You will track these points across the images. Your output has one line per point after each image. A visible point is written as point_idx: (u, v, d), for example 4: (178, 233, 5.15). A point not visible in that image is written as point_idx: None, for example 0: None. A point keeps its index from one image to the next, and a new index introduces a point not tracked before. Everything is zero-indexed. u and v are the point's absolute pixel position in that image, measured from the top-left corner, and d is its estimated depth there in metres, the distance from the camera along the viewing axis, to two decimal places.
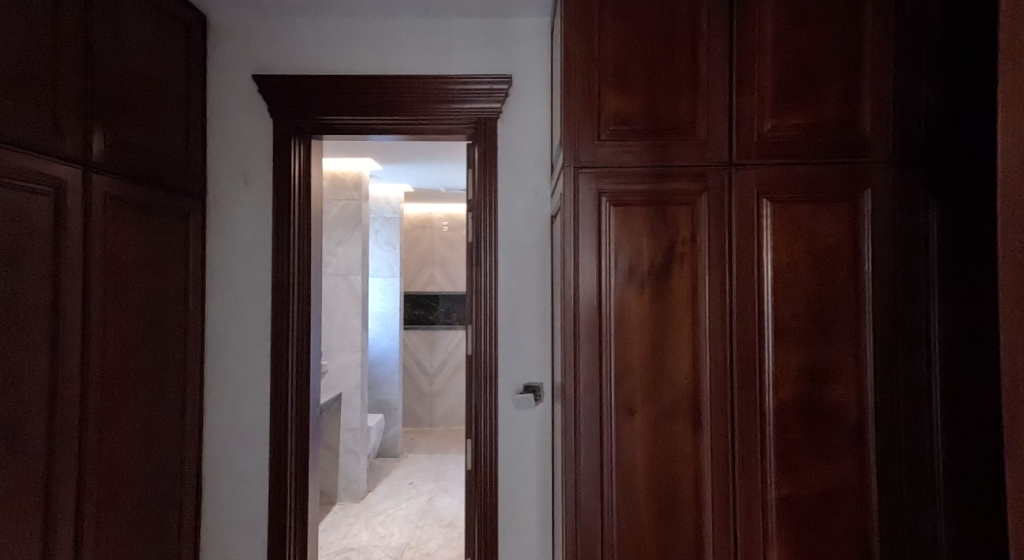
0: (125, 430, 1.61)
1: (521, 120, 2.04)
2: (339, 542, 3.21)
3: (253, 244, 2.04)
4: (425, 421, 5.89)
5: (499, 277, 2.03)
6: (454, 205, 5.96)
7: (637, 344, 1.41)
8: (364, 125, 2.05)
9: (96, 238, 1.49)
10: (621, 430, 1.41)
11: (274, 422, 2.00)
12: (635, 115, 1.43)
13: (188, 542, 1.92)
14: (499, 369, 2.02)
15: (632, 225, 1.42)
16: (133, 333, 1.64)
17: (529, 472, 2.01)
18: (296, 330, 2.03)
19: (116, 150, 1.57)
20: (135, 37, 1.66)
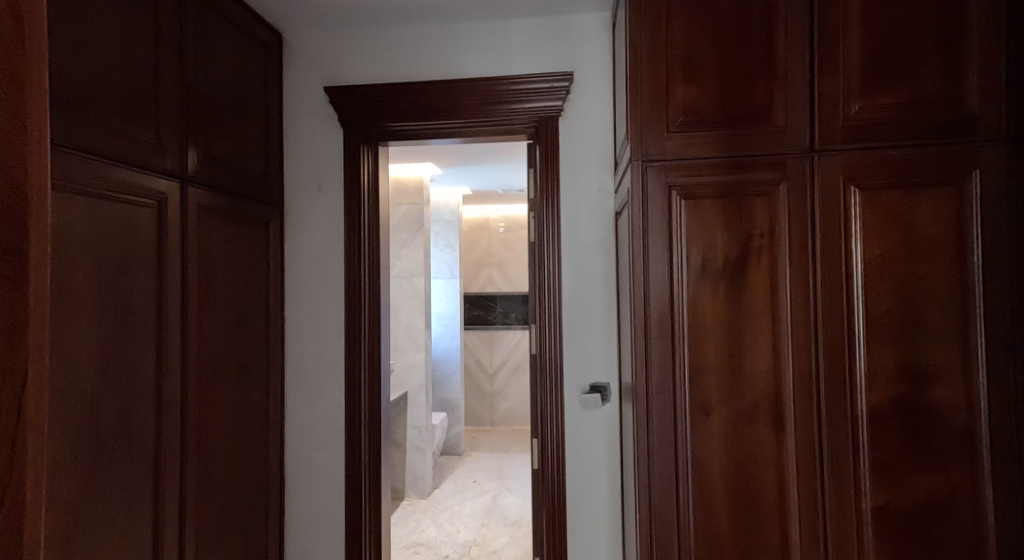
0: (218, 427, 1.72)
1: (585, 117, 2.02)
2: (408, 538, 3.30)
3: (327, 250, 2.13)
4: (487, 420, 5.96)
5: (563, 276, 2.03)
6: (511, 206, 6.00)
7: (713, 342, 1.37)
8: (428, 130, 2.09)
9: (192, 247, 1.61)
10: (697, 431, 1.37)
11: (350, 421, 2.08)
12: (706, 105, 1.39)
13: (274, 532, 2.03)
14: (564, 369, 2.02)
15: (705, 218, 1.38)
16: (223, 335, 1.75)
17: (597, 473, 1.99)
18: (368, 331, 2.11)
19: (207, 164, 1.68)
20: (221, 58, 1.78)
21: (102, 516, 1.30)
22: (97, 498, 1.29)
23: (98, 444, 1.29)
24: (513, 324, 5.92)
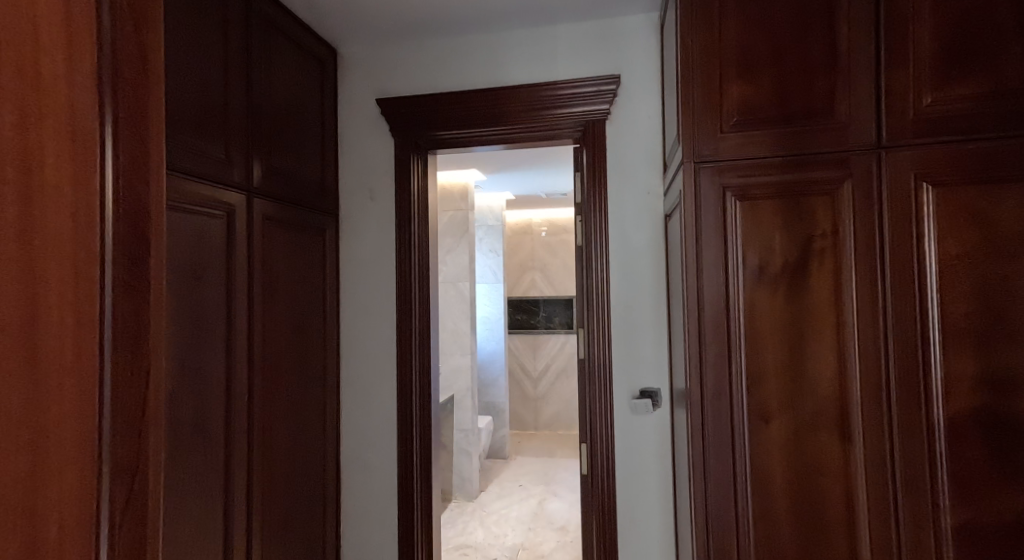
0: (280, 425, 1.79)
1: (634, 118, 2.00)
2: (456, 539, 3.34)
3: (379, 256, 2.19)
4: (531, 424, 5.95)
5: (612, 280, 2.01)
6: (554, 210, 5.99)
7: (772, 347, 1.33)
8: (476, 137, 2.13)
9: (257, 254, 1.69)
10: (756, 439, 1.33)
11: (402, 422, 2.13)
12: (761, 103, 1.36)
13: (330, 530, 2.10)
14: (613, 373, 2.00)
15: (762, 219, 1.34)
16: (284, 338, 1.82)
17: (648, 479, 1.96)
18: (418, 334, 2.16)
19: (270, 176, 1.76)
20: (282, 75, 1.86)
21: (179, 507, 1.38)
22: (175, 489, 1.37)
23: (175, 441, 1.37)
24: (557, 329, 5.90)
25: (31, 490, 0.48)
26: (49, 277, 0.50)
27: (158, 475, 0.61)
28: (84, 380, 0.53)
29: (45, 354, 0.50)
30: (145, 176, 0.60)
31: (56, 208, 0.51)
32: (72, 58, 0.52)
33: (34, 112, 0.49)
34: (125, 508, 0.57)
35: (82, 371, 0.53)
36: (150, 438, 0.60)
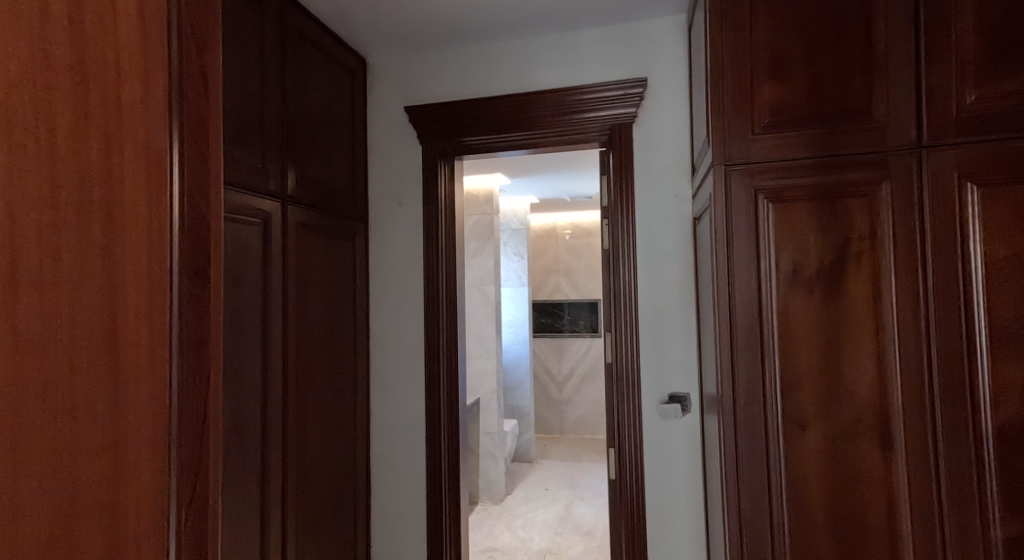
0: (312, 427, 1.82)
1: (662, 121, 1.99)
2: (483, 543, 3.34)
3: (407, 260, 2.22)
4: (556, 428, 5.93)
5: (639, 284, 2.00)
6: (578, 213, 5.98)
7: (807, 352, 1.30)
8: (503, 142, 2.14)
9: (292, 260, 1.73)
10: (791, 446, 1.30)
11: (431, 426, 2.15)
12: (795, 104, 1.33)
13: (361, 531, 2.13)
14: (641, 378, 1.98)
15: (796, 222, 1.32)
16: (317, 342, 1.86)
17: (678, 485, 1.93)
18: (446, 338, 2.17)
19: (303, 184, 1.80)
20: (315, 86, 1.91)
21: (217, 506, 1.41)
22: None
23: None
24: (582, 332, 5.88)
25: (113, 490, 0.52)
26: (128, 290, 0.54)
27: (217, 474, 0.64)
28: (156, 387, 0.57)
29: (125, 363, 0.54)
30: (208, 191, 0.65)
31: (135, 226, 0.55)
32: (148, 85, 0.57)
33: (117, 138, 0.53)
34: (189, 505, 0.60)
35: (154, 378, 0.57)
36: (211, 439, 0.63)
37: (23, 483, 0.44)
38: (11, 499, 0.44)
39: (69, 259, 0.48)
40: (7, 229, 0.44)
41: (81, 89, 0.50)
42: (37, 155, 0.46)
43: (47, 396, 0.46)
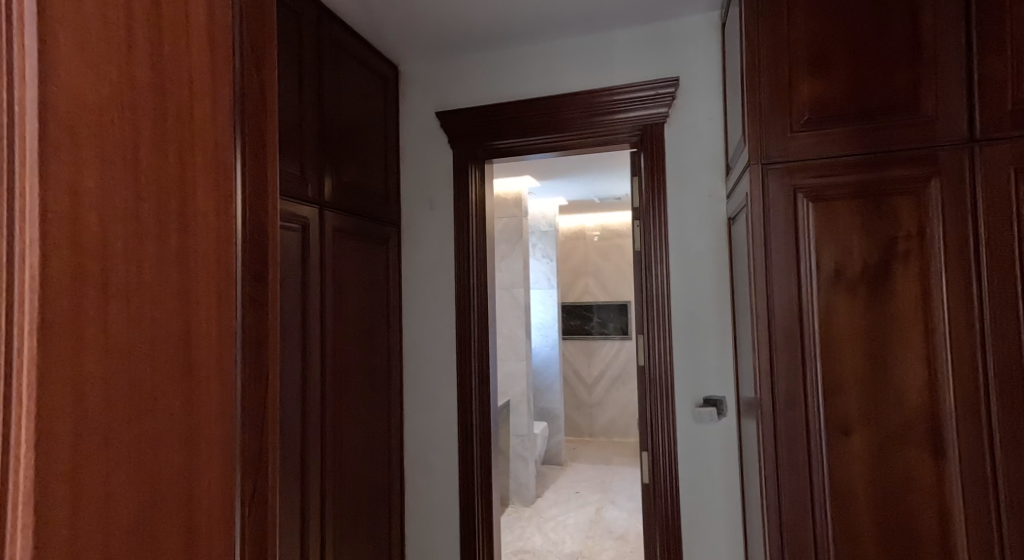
0: (349, 428, 1.86)
1: (695, 121, 1.96)
2: (514, 544, 3.34)
3: (439, 263, 2.24)
4: (586, 431, 5.89)
5: (672, 285, 1.97)
6: (607, 214, 5.94)
7: (851, 355, 1.26)
8: (534, 145, 2.14)
9: (329, 264, 1.77)
10: (834, 452, 1.27)
11: (463, 427, 2.16)
12: (837, 101, 1.30)
13: (396, 531, 2.15)
14: (675, 381, 1.95)
15: (838, 221, 1.28)
16: (352, 344, 1.90)
17: (715, 490, 1.90)
18: (477, 340, 2.18)
19: (339, 190, 1.84)
20: (349, 94, 1.95)
21: None
22: None
23: None
24: (612, 334, 5.83)
25: (188, 514, 0.47)
26: (200, 293, 0.49)
27: (276, 474, 0.59)
28: (225, 396, 0.52)
29: (199, 373, 0.49)
30: (268, 182, 0.61)
31: (207, 224, 0.51)
32: (215, 74, 0.53)
33: (190, 132, 0.49)
34: (252, 510, 0.55)
35: (224, 388, 0.52)
36: (269, 439, 0.58)
37: (113, 515, 0.40)
38: (103, 532, 0.39)
39: (149, 267, 0.44)
40: (98, 238, 0.40)
41: (157, 84, 0.45)
42: (124, 172, 0.42)
43: (136, 406, 0.42)
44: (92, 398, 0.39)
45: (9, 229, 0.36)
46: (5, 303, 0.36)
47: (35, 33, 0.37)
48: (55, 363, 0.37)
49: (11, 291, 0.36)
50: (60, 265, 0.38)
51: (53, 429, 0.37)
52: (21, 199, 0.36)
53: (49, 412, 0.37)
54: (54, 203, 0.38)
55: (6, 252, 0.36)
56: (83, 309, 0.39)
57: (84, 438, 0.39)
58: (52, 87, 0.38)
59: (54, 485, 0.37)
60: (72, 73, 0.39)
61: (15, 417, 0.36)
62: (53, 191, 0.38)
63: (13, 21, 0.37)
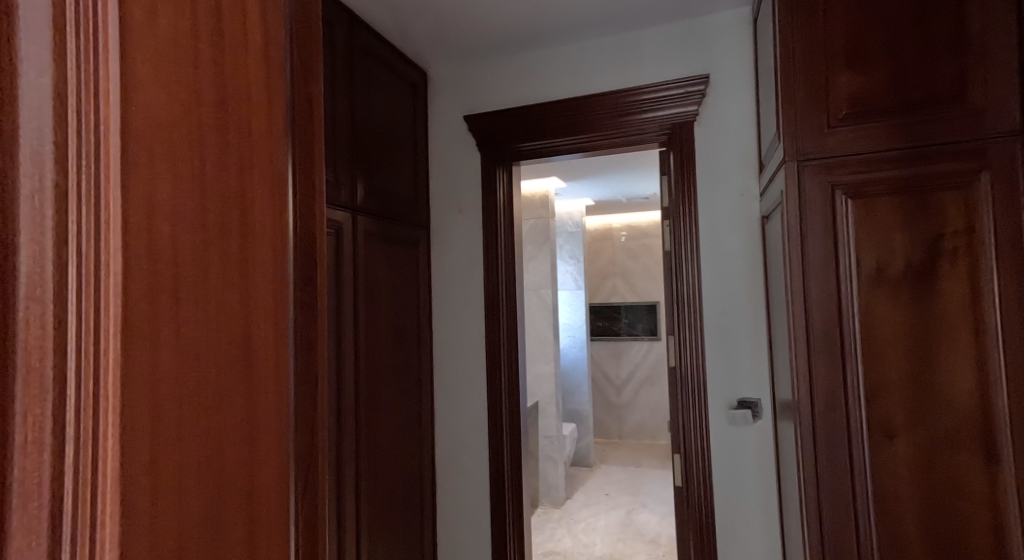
0: (382, 428, 1.88)
1: (727, 118, 1.93)
2: (544, 546, 3.34)
3: (468, 265, 2.25)
4: (615, 433, 5.83)
5: (703, 285, 1.94)
6: (634, 214, 5.89)
7: (895, 357, 1.22)
8: (562, 146, 2.14)
9: (361, 268, 1.79)
10: (878, 457, 1.23)
11: (493, 427, 2.17)
12: (877, 94, 1.26)
13: (427, 531, 2.16)
14: (708, 382, 1.92)
15: (879, 218, 1.25)
16: (384, 345, 1.92)
17: (751, 493, 1.85)
18: (506, 342, 2.19)
19: (370, 194, 1.87)
20: (380, 100, 1.97)
21: None
22: None
23: None
24: (640, 335, 5.77)
25: (249, 516, 0.46)
26: (256, 297, 0.48)
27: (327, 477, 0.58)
28: (281, 397, 0.51)
29: (257, 373, 0.48)
30: (313, 184, 0.59)
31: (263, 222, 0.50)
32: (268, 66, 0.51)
33: (247, 133, 0.48)
34: (304, 508, 0.54)
35: (279, 389, 0.51)
36: (321, 438, 0.57)
37: (186, 516, 0.40)
38: (176, 535, 0.40)
39: (213, 276, 0.44)
40: (170, 247, 0.40)
41: (219, 89, 0.45)
42: (191, 184, 0.42)
43: (201, 406, 0.42)
44: (168, 399, 0.40)
45: (96, 241, 0.36)
46: (93, 312, 0.36)
47: (118, 48, 0.37)
48: (136, 365, 0.38)
49: (98, 301, 0.36)
50: (140, 274, 0.38)
51: (132, 431, 0.37)
52: (106, 214, 0.37)
53: (130, 418, 0.37)
54: (133, 215, 0.38)
55: (94, 262, 0.36)
56: (158, 316, 0.39)
57: (161, 440, 0.39)
58: (132, 107, 0.38)
59: (136, 487, 0.37)
60: (145, 80, 0.39)
61: (103, 423, 0.36)
62: (133, 205, 0.38)
63: (98, 35, 0.37)
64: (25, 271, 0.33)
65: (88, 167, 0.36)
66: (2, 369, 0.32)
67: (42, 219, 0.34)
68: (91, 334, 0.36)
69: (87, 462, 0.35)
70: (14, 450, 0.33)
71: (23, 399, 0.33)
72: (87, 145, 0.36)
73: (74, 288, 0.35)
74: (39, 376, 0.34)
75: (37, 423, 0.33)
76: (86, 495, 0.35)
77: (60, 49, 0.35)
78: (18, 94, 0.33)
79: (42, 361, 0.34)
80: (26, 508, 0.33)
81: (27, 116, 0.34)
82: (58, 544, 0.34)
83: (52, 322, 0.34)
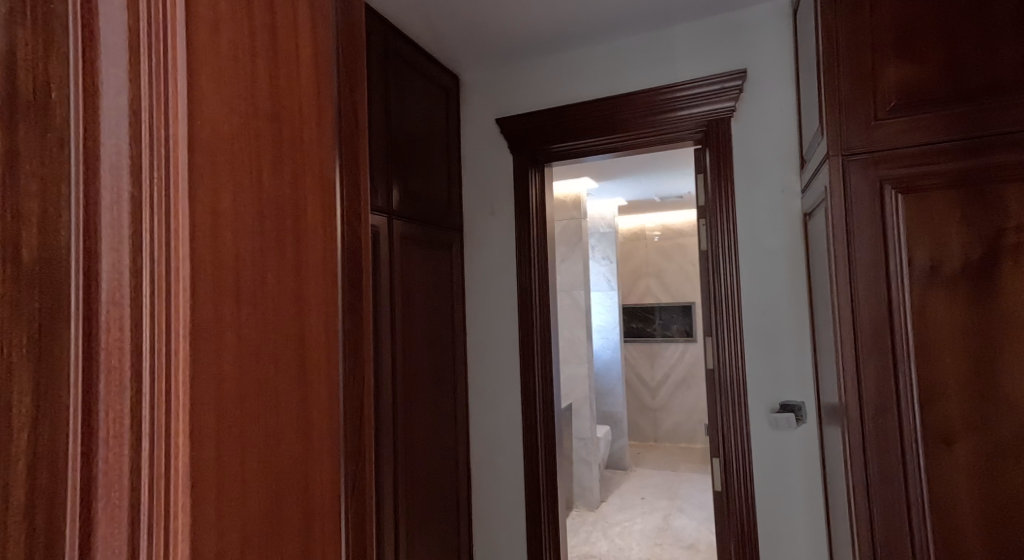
0: (418, 430, 1.90)
1: (766, 114, 1.87)
2: (579, 549, 3.30)
3: (501, 267, 2.25)
4: (650, 436, 5.74)
5: (742, 285, 1.89)
6: (667, 214, 5.80)
7: (952, 359, 1.16)
8: (595, 146, 2.12)
9: (397, 272, 1.81)
10: (934, 464, 1.17)
11: (527, 430, 2.16)
12: (929, 85, 1.21)
13: (463, 533, 2.17)
14: (749, 385, 1.87)
15: (932, 214, 1.19)
16: (420, 348, 1.94)
17: (795, 500, 1.79)
18: (540, 344, 2.17)
19: (405, 198, 1.89)
20: (414, 105, 2.00)
21: None
22: None
23: None
24: (675, 337, 5.68)
25: (305, 518, 0.46)
26: (310, 300, 0.48)
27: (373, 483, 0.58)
28: (335, 400, 0.51)
29: (310, 374, 0.48)
30: (359, 187, 0.59)
31: (315, 224, 0.50)
32: (318, 73, 0.51)
33: (300, 138, 0.49)
34: (354, 513, 0.54)
35: (334, 391, 0.51)
36: (367, 444, 0.57)
37: (248, 512, 0.41)
38: (239, 534, 0.40)
39: (271, 278, 0.44)
40: (232, 251, 0.41)
41: (274, 96, 0.46)
42: (250, 192, 0.42)
43: (259, 406, 0.42)
44: (231, 399, 0.40)
45: (166, 245, 0.37)
46: (165, 311, 0.37)
47: (185, 61, 0.38)
48: (202, 365, 0.38)
49: (168, 304, 0.37)
50: (206, 277, 0.39)
51: (199, 429, 0.38)
52: (176, 221, 0.37)
53: (198, 416, 0.38)
54: (199, 221, 0.39)
55: (164, 265, 0.37)
56: (222, 318, 0.40)
57: (225, 440, 0.40)
58: (197, 118, 0.39)
59: (203, 484, 0.38)
60: (208, 90, 0.40)
61: (175, 419, 0.37)
62: (198, 212, 0.39)
63: (169, 49, 0.38)
64: (106, 276, 0.35)
65: (160, 176, 0.37)
66: (87, 371, 0.34)
67: (120, 228, 0.36)
68: (163, 334, 0.37)
69: (160, 457, 0.36)
70: (99, 446, 0.34)
71: (105, 395, 0.35)
72: (158, 156, 0.37)
73: (149, 292, 0.36)
74: (119, 374, 0.35)
75: (118, 420, 0.35)
76: (160, 490, 0.36)
77: (135, 69, 0.36)
78: (98, 113, 0.35)
79: (121, 361, 0.35)
80: (109, 498, 0.34)
81: (106, 132, 0.35)
82: (138, 535, 0.35)
83: (129, 324, 0.36)
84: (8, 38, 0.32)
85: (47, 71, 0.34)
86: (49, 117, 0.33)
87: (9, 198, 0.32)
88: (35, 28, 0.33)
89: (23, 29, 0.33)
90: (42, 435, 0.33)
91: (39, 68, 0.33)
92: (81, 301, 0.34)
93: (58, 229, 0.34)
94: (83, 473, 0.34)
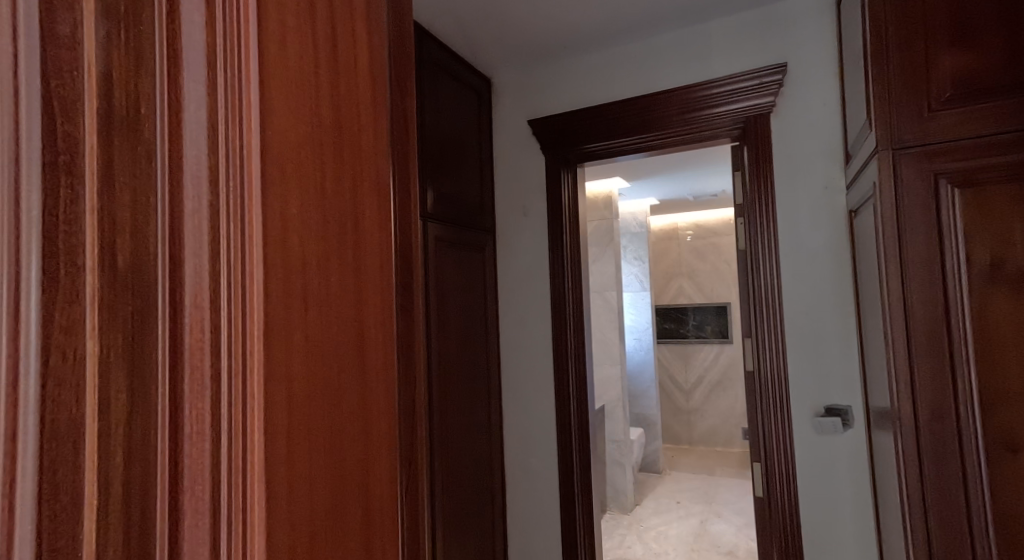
0: (453, 431, 1.90)
1: (808, 108, 1.81)
2: (613, 552, 3.26)
3: (532, 269, 2.24)
4: (685, 438, 5.64)
5: (784, 285, 1.83)
6: (701, 212, 5.68)
7: (1017, 362, 1.10)
8: (629, 146, 2.09)
9: (432, 274, 1.83)
10: (998, 473, 1.10)
11: (561, 432, 2.14)
12: (988, 74, 1.14)
13: (497, 534, 2.16)
14: (791, 388, 1.81)
15: (993, 208, 1.12)
16: (455, 350, 1.94)
17: (843, 508, 1.72)
18: (573, 346, 2.15)
19: (439, 201, 1.90)
20: (447, 108, 2.01)
21: None
22: None
23: None
24: (710, 338, 5.56)
25: (367, 520, 0.46)
26: (370, 305, 0.48)
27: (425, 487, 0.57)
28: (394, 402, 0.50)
29: (372, 376, 0.47)
30: (410, 191, 0.59)
31: (375, 226, 0.49)
32: (376, 78, 0.51)
33: (361, 142, 0.48)
34: (407, 517, 0.54)
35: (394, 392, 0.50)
36: (420, 447, 0.57)
37: (317, 506, 0.41)
38: (309, 529, 0.40)
39: (335, 279, 0.44)
40: (298, 254, 0.41)
41: (336, 103, 0.46)
42: (312, 197, 0.43)
43: (323, 406, 0.42)
44: (300, 399, 0.41)
45: (241, 249, 0.38)
46: (240, 317, 0.37)
47: (256, 72, 0.39)
48: (273, 366, 0.39)
49: (245, 307, 0.38)
50: (276, 280, 0.39)
51: (272, 428, 0.38)
52: (250, 227, 0.38)
53: (271, 415, 0.38)
54: (269, 227, 0.39)
55: (239, 268, 0.38)
56: (291, 319, 0.40)
57: (296, 438, 0.40)
58: (269, 127, 0.40)
59: (276, 480, 0.38)
60: (274, 100, 0.40)
61: (251, 415, 0.37)
62: (269, 218, 0.39)
63: (242, 61, 0.38)
64: (189, 281, 0.36)
65: (234, 184, 0.38)
66: (173, 376, 0.35)
67: (201, 234, 0.36)
68: (240, 338, 0.37)
69: (237, 454, 0.37)
70: (184, 441, 0.35)
71: (189, 395, 0.35)
72: (234, 166, 0.38)
73: (226, 295, 0.37)
74: (201, 375, 0.36)
75: (201, 417, 0.36)
76: (237, 486, 0.37)
77: (212, 82, 0.37)
78: (182, 125, 0.36)
79: (202, 361, 0.36)
80: (193, 490, 0.35)
81: (188, 144, 0.36)
82: (218, 532, 0.36)
83: (210, 326, 0.36)
84: (104, 55, 0.33)
85: (138, 88, 0.34)
86: (139, 131, 0.34)
87: (105, 211, 0.33)
88: (127, 48, 0.34)
89: (118, 49, 0.34)
90: (134, 441, 0.33)
91: (132, 86, 0.34)
92: (168, 304, 0.35)
93: (147, 238, 0.34)
94: (170, 471, 0.35)
